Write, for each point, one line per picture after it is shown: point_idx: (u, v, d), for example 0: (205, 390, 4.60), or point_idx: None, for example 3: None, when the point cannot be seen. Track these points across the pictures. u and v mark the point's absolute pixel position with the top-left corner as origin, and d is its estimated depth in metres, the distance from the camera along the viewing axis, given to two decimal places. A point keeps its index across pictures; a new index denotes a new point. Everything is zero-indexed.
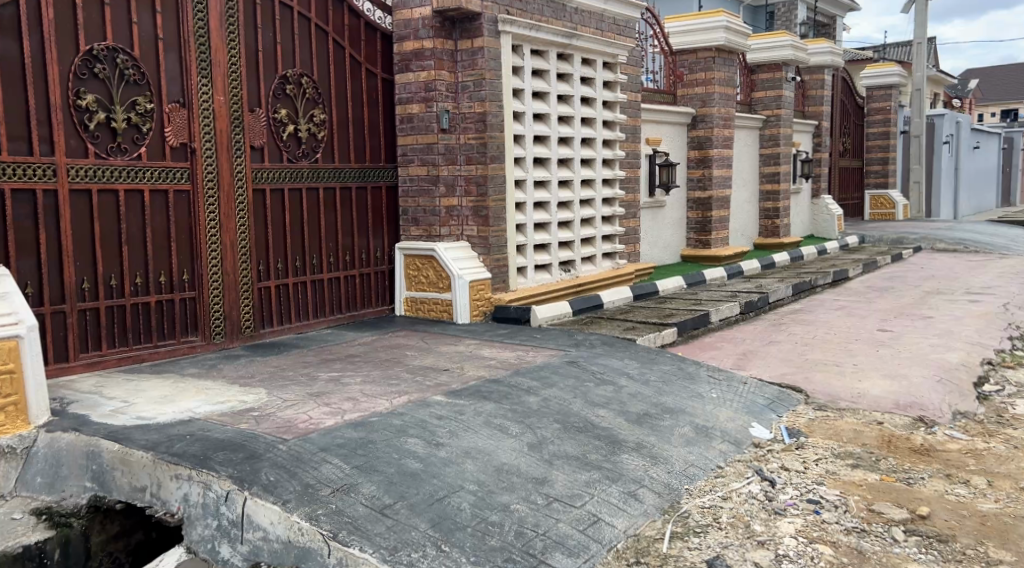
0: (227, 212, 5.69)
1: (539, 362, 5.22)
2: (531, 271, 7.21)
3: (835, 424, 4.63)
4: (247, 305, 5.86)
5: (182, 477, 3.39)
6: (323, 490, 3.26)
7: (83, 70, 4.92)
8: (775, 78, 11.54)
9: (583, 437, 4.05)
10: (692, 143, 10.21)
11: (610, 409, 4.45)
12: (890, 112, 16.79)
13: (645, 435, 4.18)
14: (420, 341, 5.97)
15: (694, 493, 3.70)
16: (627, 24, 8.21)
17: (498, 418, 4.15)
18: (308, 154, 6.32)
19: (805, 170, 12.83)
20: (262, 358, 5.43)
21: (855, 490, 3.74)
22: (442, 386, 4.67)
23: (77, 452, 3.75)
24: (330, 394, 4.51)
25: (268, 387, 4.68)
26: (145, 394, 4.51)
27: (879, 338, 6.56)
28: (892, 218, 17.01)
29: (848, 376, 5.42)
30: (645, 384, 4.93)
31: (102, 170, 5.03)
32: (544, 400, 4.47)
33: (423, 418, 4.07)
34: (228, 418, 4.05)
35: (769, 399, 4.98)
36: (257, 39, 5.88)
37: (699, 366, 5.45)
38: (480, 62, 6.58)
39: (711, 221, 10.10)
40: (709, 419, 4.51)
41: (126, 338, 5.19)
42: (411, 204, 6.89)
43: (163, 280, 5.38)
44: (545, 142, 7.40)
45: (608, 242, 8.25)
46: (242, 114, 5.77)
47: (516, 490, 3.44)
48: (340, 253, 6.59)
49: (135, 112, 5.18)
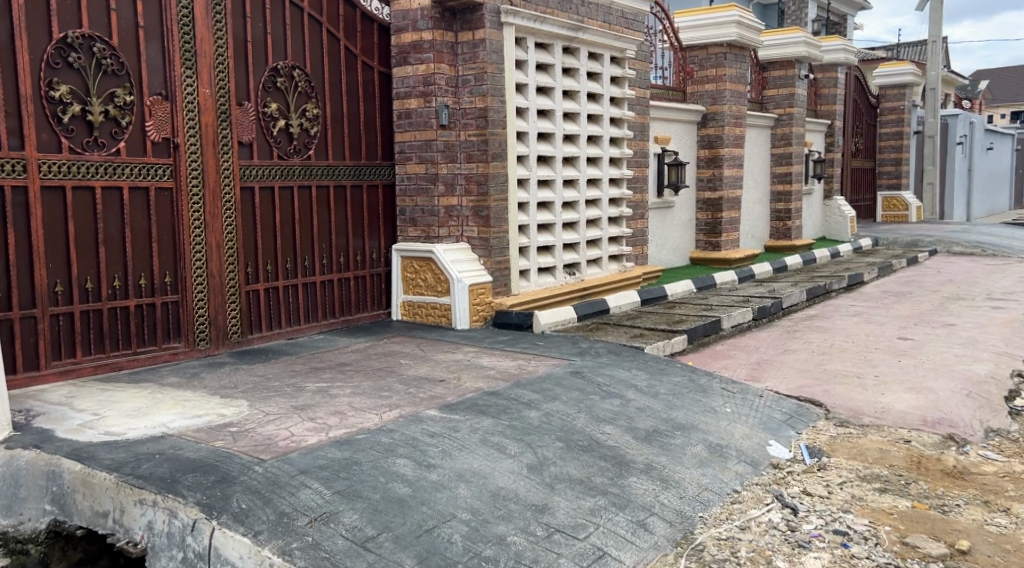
0: (213, 211, 5.39)
1: (541, 372, 4.91)
2: (533, 274, 6.91)
3: (859, 442, 4.31)
4: (234, 310, 5.56)
5: (147, 503, 3.09)
6: (300, 519, 2.95)
7: (57, 59, 4.63)
8: (788, 75, 11.20)
9: (587, 457, 3.73)
10: (702, 142, 9.88)
11: (617, 426, 4.14)
12: (904, 111, 16.43)
13: (655, 455, 3.86)
14: (416, 348, 5.66)
15: (710, 522, 3.38)
16: (635, 18, 7.89)
17: (495, 436, 3.83)
18: (300, 151, 6.01)
19: (818, 170, 12.49)
20: (248, 367, 5.12)
21: (885, 519, 3.41)
22: (436, 399, 4.35)
23: (37, 472, 3.45)
24: (316, 407, 4.20)
25: (250, 399, 4.37)
26: (117, 406, 4.20)
27: (900, 347, 6.23)
28: (906, 219, 16.67)
29: (870, 390, 5.09)
30: (653, 398, 4.61)
31: (77, 165, 4.73)
32: (546, 416, 4.15)
33: (414, 435, 3.75)
34: (203, 435, 3.74)
35: (786, 414, 4.65)
36: (246, 29, 5.58)
37: (712, 378, 5.12)
38: (481, 55, 6.27)
39: (721, 222, 9.79)
40: (724, 437, 4.19)
41: (103, 344, 4.89)
42: (409, 203, 6.57)
43: (143, 283, 5.07)
44: (549, 139, 7.08)
45: (615, 244, 7.92)
46: (229, 108, 5.47)
47: (514, 520, 3.13)
48: (335, 254, 6.30)
49: (113, 104, 4.89)
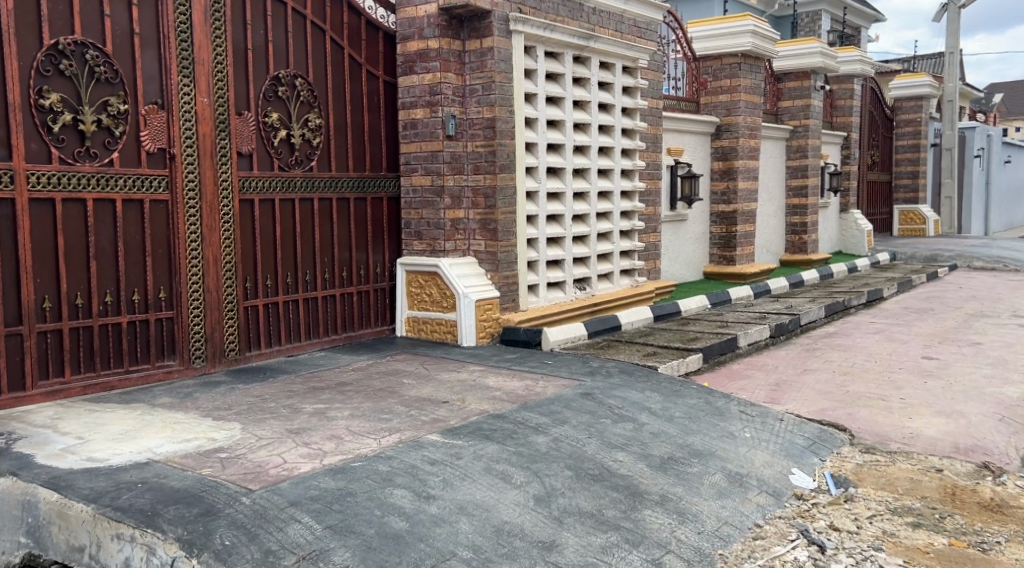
0: (210, 224, 5.20)
1: (550, 394, 4.68)
2: (542, 289, 6.68)
3: (888, 471, 4.06)
4: (231, 327, 5.36)
5: (124, 538, 2.90)
6: (286, 558, 2.75)
7: (47, 66, 4.46)
8: (803, 86, 10.98)
9: (598, 488, 3.50)
10: (716, 154, 9.65)
11: (630, 452, 3.90)
12: (921, 123, 16.19)
13: (670, 484, 3.62)
14: (420, 367, 5.44)
15: (730, 561, 3.14)
16: (647, 26, 7.70)
17: (500, 464, 3.60)
18: (302, 162, 5.82)
19: (834, 183, 12.23)
20: (244, 386, 4.91)
21: (921, 559, 3.17)
22: (438, 422, 4.12)
23: (12, 501, 3.25)
24: (312, 431, 3.98)
25: (243, 422, 4.15)
26: (103, 429, 3.99)
27: (925, 367, 5.96)
28: (924, 233, 16.36)
29: (897, 413, 4.83)
30: (668, 422, 4.37)
31: (67, 177, 4.55)
32: (554, 442, 3.92)
33: (413, 463, 3.53)
34: (190, 462, 3.53)
35: (809, 440, 4.40)
36: (247, 36, 5.41)
37: (730, 400, 4.86)
38: (489, 64, 6.08)
39: (736, 236, 9.55)
40: (744, 465, 3.94)
41: (93, 363, 4.69)
42: (414, 215, 6.37)
43: (136, 299, 4.89)
44: (559, 151, 6.87)
45: (627, 258, 7.69)
46: (228, 118, 5.29)
47: (519, 559, 2.90)
48: (337, 268, 6.10)
49: (107, 113, 4.71)
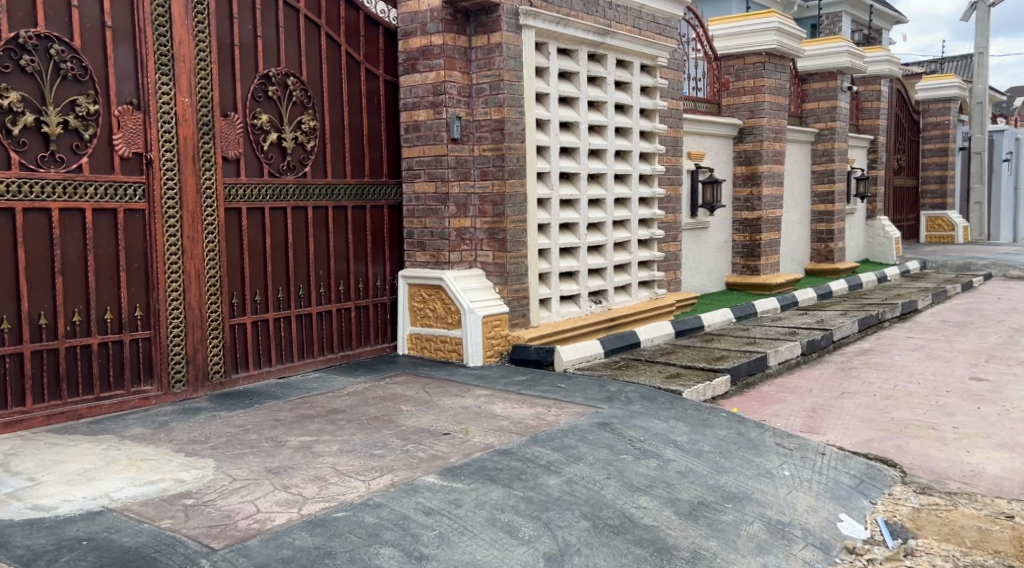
0: (192, 235, 4.76)
1: (563, 424, 4.19)
2: (555, 304, 6.19)
3: (949, 516, 3.55)
4: (216, 348, 4.91)
5: None
6: None
7: (6, 62, 4.04)
8: (829, 87, 10.46)
9: (619, 543, 3.01)
10: (739, 158, 9.15)
11: (655, 497, 3.41)
12: (949, 126, 15.59)
13: (703, 538, 3.13)
14: (421, 391, 4.98)
15: None
16: (667, 23, 7.20)
17: (506, 514, 3.12)
18: (295, 168, 5.37)
19: (860, 189, 11.67)
20: (226, 414, 4.46)
21: None
22: (436, 460, 3.65)
23: None
24: (293, 471, 3.51)
25: (217, 459, 3.70)
26: (59, 468, 3.54)
27: (975, 390, 5.44)
28: (952, 240, 15.77)
29: (952, 446, 4.33)
30: (697, 458, 3.87)
31: (29, 184, 4.12)
32: (568, 484, 3.43)
33: (405, 513, 3.05)
34: (150, 511, 3.07)
35: (855, 478, 3.90)
36: (233, 32, 4.97)
37: (764, 430, 4.36)
38: (497, 61, 5.61)
39: (760, 244, 9.04)
40: (785, 512, 3.44)
41: (59, 389, 4.26)
42: (417, 225, 5.91)
43: (109, 318, 4.45)
44: (573, 155, 6.39)
45: (645, 269, 7.20)
46: (212, 120, 4.84)
47: None
48: (334, 282, 5.64)
49: (74, 114, 4.29)
